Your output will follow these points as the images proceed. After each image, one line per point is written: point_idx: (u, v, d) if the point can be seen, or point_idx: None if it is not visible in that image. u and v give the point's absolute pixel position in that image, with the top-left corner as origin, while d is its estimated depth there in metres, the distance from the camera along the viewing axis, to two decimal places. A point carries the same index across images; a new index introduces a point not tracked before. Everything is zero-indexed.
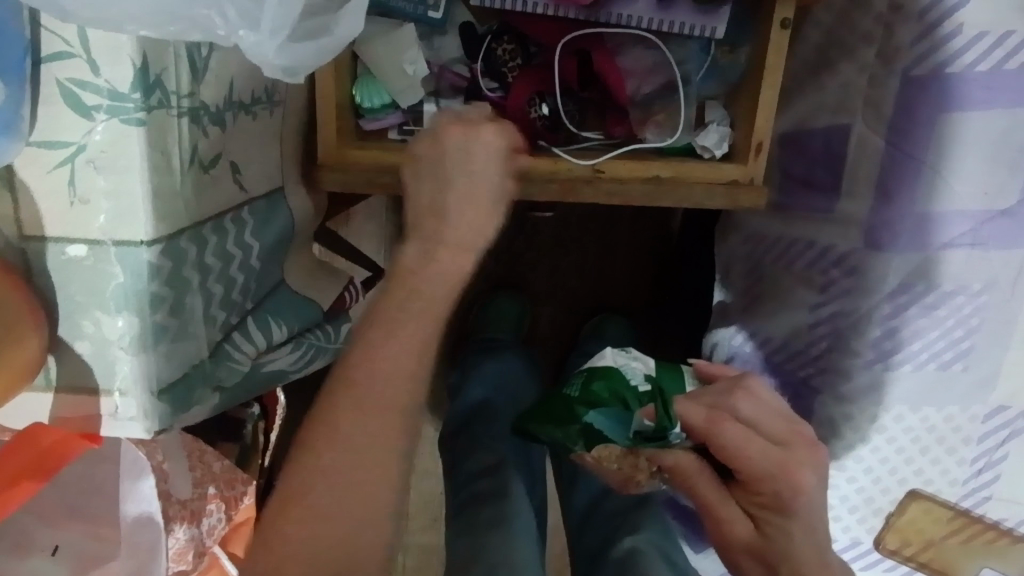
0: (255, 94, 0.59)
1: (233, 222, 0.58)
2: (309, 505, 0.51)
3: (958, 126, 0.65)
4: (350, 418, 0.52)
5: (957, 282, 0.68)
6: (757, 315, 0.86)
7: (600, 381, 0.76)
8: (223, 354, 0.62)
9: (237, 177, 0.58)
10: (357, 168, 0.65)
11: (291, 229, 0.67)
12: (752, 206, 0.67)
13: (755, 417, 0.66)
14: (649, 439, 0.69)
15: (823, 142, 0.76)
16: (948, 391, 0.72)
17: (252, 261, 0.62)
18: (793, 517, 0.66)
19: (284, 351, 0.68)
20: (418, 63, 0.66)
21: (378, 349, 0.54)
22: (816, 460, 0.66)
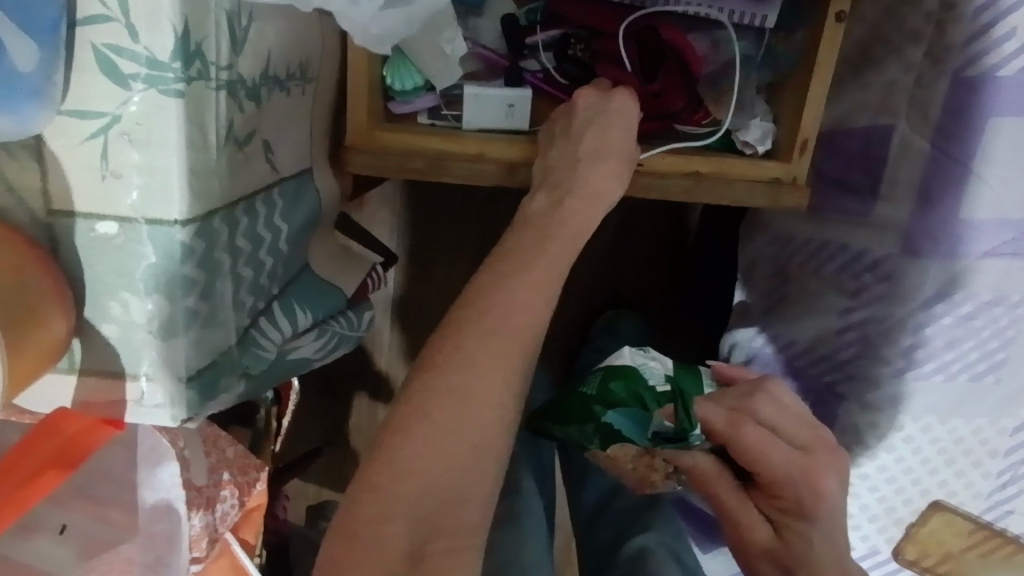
0: (289, 69, 0.57)
1: (263, 203, 0.56)
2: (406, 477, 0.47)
3: (1004, 131, 0.63)
4: (451, 387, 0.48)
5: (995, 292, 0.67)
6: (780, 318, 0.84)
7: (617, 380, 0.73)
8: (249, 341, 0.60)
9: (269, 156, 0.56)
10: (391, 151, 0.62)
11: (317, 214, 0.64)
12: (795, 206, 0.66)
13: (778, 421, 0.64)
14: (669, 440, 0.69)
15: (861, 143, 0.73)
16: (978, 403, 0.70)
17: (280, 244, 0.60)
18: (816, 523, 0.63)
19: (309, 339, 0.66)
20: (457, 42, 0.60)
21: (486, 323, 0.50)
22: (839, 466, 0.64)
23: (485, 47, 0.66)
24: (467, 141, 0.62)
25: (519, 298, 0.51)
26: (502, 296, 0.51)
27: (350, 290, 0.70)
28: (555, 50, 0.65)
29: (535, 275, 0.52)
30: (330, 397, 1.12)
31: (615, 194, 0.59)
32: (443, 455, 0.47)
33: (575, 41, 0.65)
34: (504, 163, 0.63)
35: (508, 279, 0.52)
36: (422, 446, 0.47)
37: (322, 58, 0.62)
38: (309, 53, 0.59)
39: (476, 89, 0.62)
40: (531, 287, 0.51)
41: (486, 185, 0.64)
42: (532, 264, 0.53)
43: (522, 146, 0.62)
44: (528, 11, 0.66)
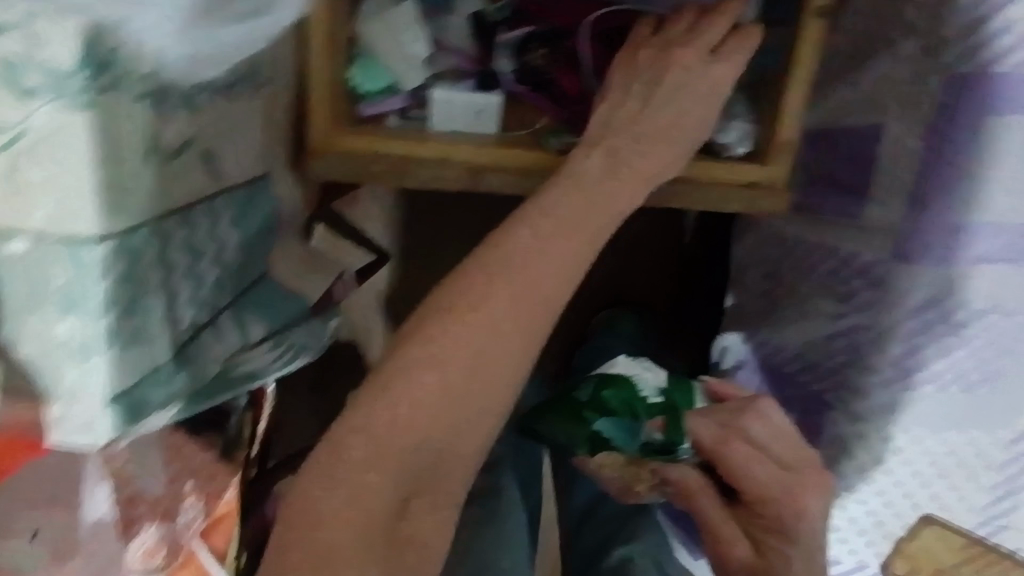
0: (234, 75, 0.53)
1: (204, 213, 0.54)
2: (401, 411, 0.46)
3: (1010, 129, 0.59)
4: (392, 414, 0.46)
5: (989, 300, 0.63)
6: (770, 324, 0.82)
7: (611, 389, 0.72)
8: (190, 355, 0.55)
9: (210, 163, 0.53)
10: (354, 156, 0.61)
11: (272, 218, 0.65)
12: (772, 212, 0.65)
13: (767, 441, 0.63)
14: (658, 452, 0.68)
15: (853, 143, 0.70)
16: (974, 414, 0.67)
17: (225, 255, 0.58)
18: (797, 545, 0.62)
19: (263, 350, 0.63)
20: (421, 44, 0.59)
21: (516, 269, 0.49)
22: (825, 488, 0.62)
23: (459, 46, 0.62)
24: (430, 145, 0.61)
25: (475, 325, 0.48)
26: (457, 323, 0.48)
27: (315, 297, 0.69)
28: (513, 54, 0.62)
29: (495, 298, 0.48)
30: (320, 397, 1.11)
31: (665, 156, 0.56)
32: (387, 487, 0.46)
33: (535, 45, 0.62)
34: (466, 167, 0.61)
35: (464, 301, 0.48)
36: (433, 385, 0.47)
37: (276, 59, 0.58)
38: (261, 56, 0.55)
39: (444, 93, 0.60)
40: (488, 312, 0.48)
41: (448, 190, 0.63)
42: (494, 287, 0.48)
43: (485, 148, 0.61)
44: (502, 9, 0.61)
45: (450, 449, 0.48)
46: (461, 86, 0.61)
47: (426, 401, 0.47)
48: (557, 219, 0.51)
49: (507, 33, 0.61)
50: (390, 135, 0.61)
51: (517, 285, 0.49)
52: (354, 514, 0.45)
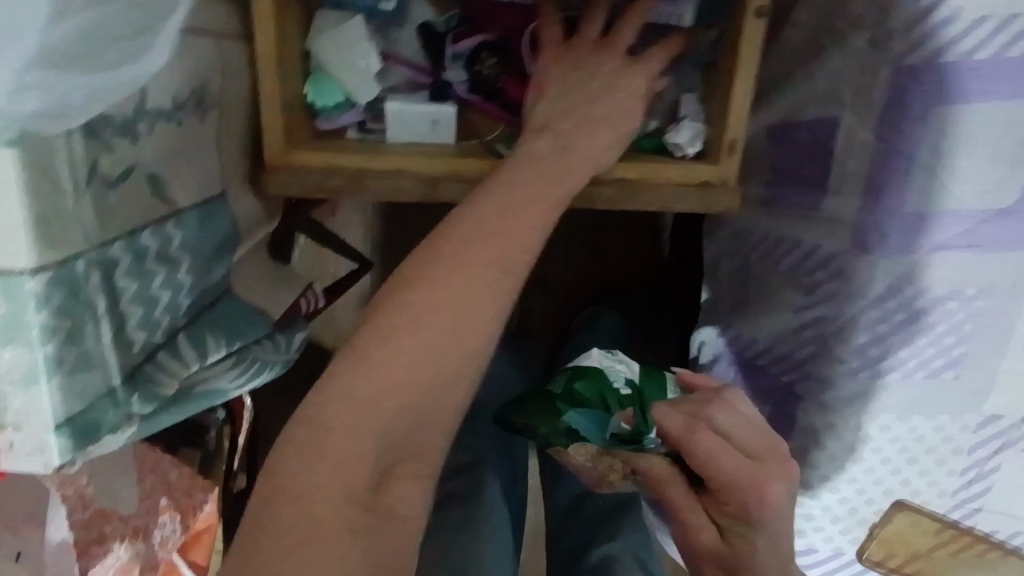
0: (177, 99, 0.51)
1: (153, 238, 0.51)
2: (371, 390, 0.44)
3: (958, 117, 0.59)
4: (376, 377, 0.44)
5: (950, 287, 0.64)
6: (741, 317, 0.83)
7: (584, 381, 0.76)
8: (145, 378, 0.52)
9: (157, 189, 0.51)
10: (311, 169, 0.60)
11: (231, 233, 0.62)
12: (727, 210, 0.63)
13: (732, 430, 0.63)
14: (625, 442, 0.70)
15: (811, 136, 0.71)
16: (940, 400, 0.68)
17: (180, 278, 0.55)
18: (759, 530, 0.62)
19: (225, 367, 0.60)
20: (370, 56, 0.59)
21: (477, 239, 0.48)
22: (788, 475, 0.63)
23: (409, 59, 0.63)
24: (388, 156, 0.61)
25: (459, 285, 0.46)
26: (441, 282, 0.46)
27: (276, 314, 0.67)
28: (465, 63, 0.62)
29: (477, 257, 0.47)
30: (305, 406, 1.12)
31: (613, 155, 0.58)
32: (364, 468, 0.43)
33: (485, 55, 0.62)
34: (422, 178, 0.61)
35: (447, 260, 0.47)
36: (402, 359, 0.45)
37: (222, 78, 0.57)
38: (206, 76, 0.54)
39: (398, 104, 0.60)
40: (471, 273, 0.47)
41: (406, 204, 0.62)
42: (477, 247, 0.48)
43: (443, 156, 0.61)
44: (445, 23, 0.63)
45: (424, 425, 0.46)
46: (416, 99, 0.61)
47: (409, 364, 0.45)
48: (515, 192, 0.51)
49: (455, 45, 0.62)
50: (350, 148, 0.62)
51: (502, 246, 0.48)
52: (334, 486, 0.42)
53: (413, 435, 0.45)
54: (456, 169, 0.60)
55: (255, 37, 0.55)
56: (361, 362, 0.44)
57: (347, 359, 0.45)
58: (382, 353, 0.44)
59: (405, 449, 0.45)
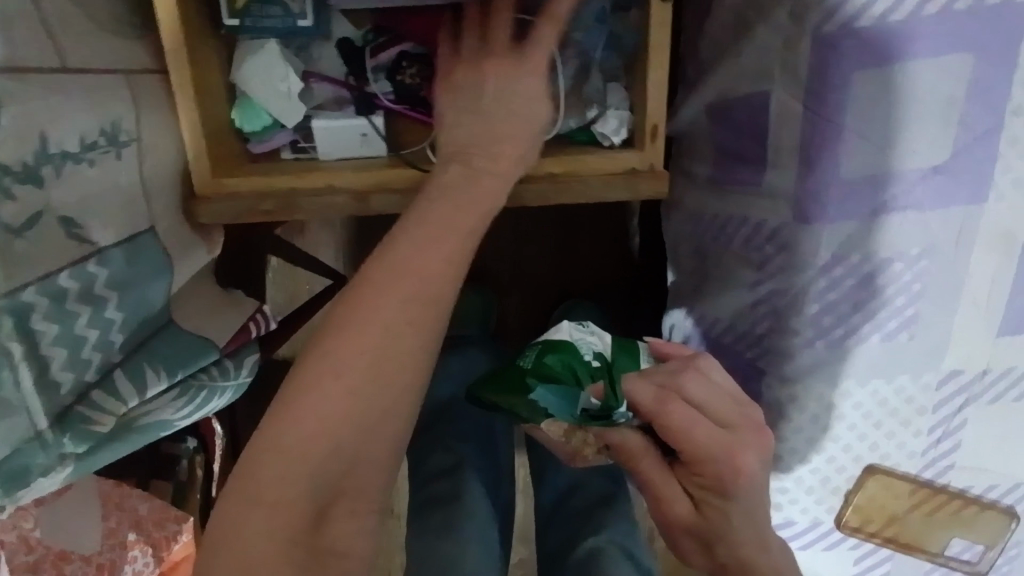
0: (85, 139, 0.51)
1: (72, 278, 0.51)
2: (304, 427, 0.45)
3: (886, 80, 0.60)
4: (302, 427, 0.45)
5: (893, 250, 0.65)
6: (702, 297, 0.83)
7: (553, 355, 0.77)
8: (76, 417, 0.54)
9: (72, 230, 0.51)
10: (241, 196, 0.61)
11: (167, 266, 0.61)
12: (656, 194, 0.64)
13: (705, 400, 0.60)
14: (595, 417, 0.68)
15: (747, 112, 0.71)
16: (898, 362, 0.68)
17: (109, 314, 0.55)
18: (735, 501, 0.60)
19: (165, 397, 0.61)
20: (291, 78, 0.60)
21: (400, 269, 0.48)
22: (765, 447, 0.60)
23: (330, 76, 0.65)
24: (313, 175, 0.62)
25: (380, 320, 0.47)
26: (358, 326, 0.46)
27: (225, 341, 0.66)
28: (386, 74, 0.64)
29: (393, 296, 0.47)
30: None
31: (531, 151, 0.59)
32: (303, 506, 0.45)
33: (405, 65, 0.64)
34: (353, 193, 0.62)
35: (363, 301, 0.47)
36: (336, 395, 0.46)
37: (140, 116, 0.57)
38: (115, 113, 0.55)
39: (324, 121, 0.61)
40: (387, 314, 0.47)
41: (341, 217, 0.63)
42: (392, 286, 0.47)
43: (368, 172, 0.62)
44: (364, 37, 0.65)
45: (366, 460, 0.47)
46: (341, 113, 0.62)
47: (333, 411, 0.45)
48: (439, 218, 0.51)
49: (374, 59, 0.64)
50: (281, 168, 0.62)
51: (417, 282, 0.48)
52: (276, 521, 0.45)
53: (351, 472, 0.47)
54: (382, 182, 0.62)
55: (168, 69, 0.56)
56: (294, 401, 0.45)
57: (274, 412, 0.46)
58: (315, 391, 0.45)
59: (346, 484, 0.47)
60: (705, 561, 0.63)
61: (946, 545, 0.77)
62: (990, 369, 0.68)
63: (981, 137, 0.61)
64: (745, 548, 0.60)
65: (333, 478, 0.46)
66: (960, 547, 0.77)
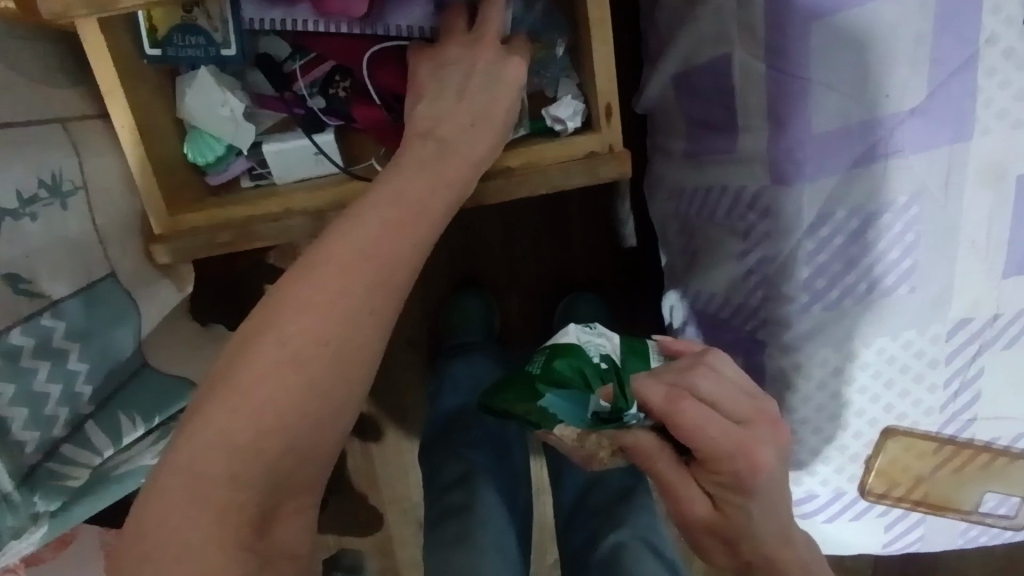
0: (23, 193, 0.52)
1: (25, 335, 0.51)
2: (236, 426, 0.41)
3: (846, 26, 0.58)
4: (255, 418, 0.42)
5: (879, 202, 0.62)
6: (694, 274, 0.79)
7: (563, 358, 0.69)
8: (44, 473, 0.55)
9: (19, 287, 0.51)
10: (200, 232, 0.61)
11: (132, 307, 0.61)
12: (618, 175, 0.62)
13: (718, 396, 0.55)
14: (605, 421, 0.63)
15: (710, 78, 0.68)
16: (900, 317, 0.65)
17: (71, 366, 0.55)
18: (756, 498, 0.55)
19: (143, 443, 0.62)
20: (231, 101, 0.61)
21: (329, 263, 0.46)
22: (780, 438, 0.55)
23: (263, 93, 0.64)
24: (270, 201, 0.61)
25: (322, 312, 0.44)
26: (293, 315, 0.44)
27: (201, 377, 0.67)
28: (319, 90, 0.64)
29: (353, 278, 0.45)
30: None
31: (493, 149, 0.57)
32: (246, 505, 0.41)
33: (338, 78, 0.64)
34: (311, 214, 0.62)
35: (308, 293, 0.44)
36: (272, 395, 0.42)
37: (83, 163, 0.58)
38: (54, 162, 0.55)
39: (275, 146, 0.62)
40: (353, 300, 0.45)
41: (300, 239, 0.63)
42: (346, 271, 0.45)
43: (323, 191, 0.62)
44: (289, 53, 0.64)
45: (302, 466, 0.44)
46: (291, 135, 0.63)
47: (272, 410, 0.42)
48: (390, 206, 0.49)
49: (306, 77, 0.64)
50: (240, 197, 0.63)
51: (366, 269, 0.46)
52: (213, 532, 0.40)
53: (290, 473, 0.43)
54: (340, 201, 0.61)
55: (110, 112, 0.56)
56: (226, 399, 0.42)
57: (220, 396, 0.42)
58: (249, 386, 0.42)
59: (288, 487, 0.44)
60: (728, 556, 0.59)
61: (981, 502, 0.73)
62: (1000, 314, 0.65)
63: (957, 72, 0.58)
64: (770, 547, 0.56)
65: (278, 482, 0.43)
66: (996, 502, 0.73)
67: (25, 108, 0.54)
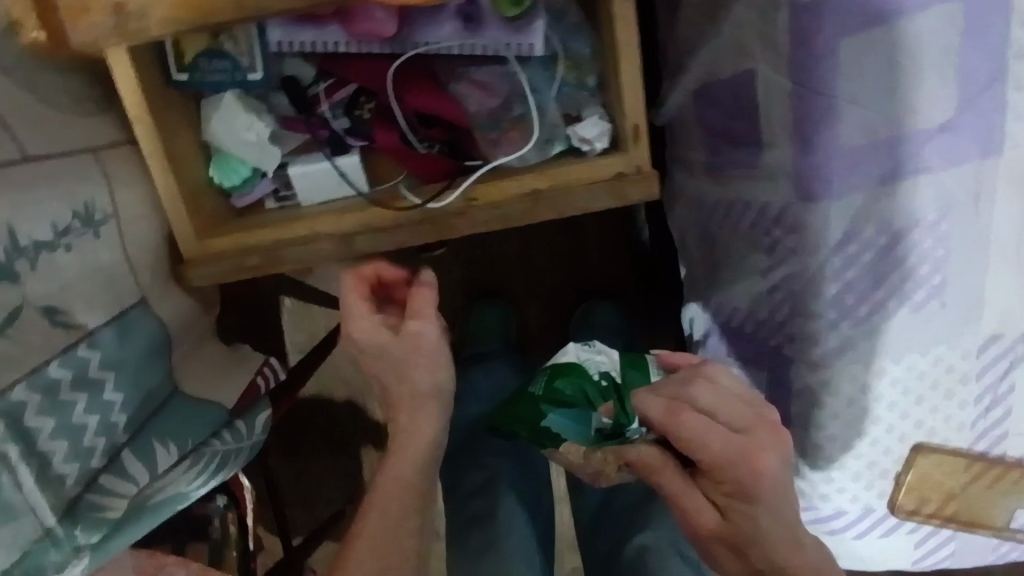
0: (58, 225, 0.52)
1: (62, 368, 0.52)
2: (371, 532, 0.59)
3: (872, 41, 0.57)
4: (382, 524, 0.59)
5: (909, 217, 0.61)
6: (717, 287, 0.79)
7: (564, 378, 0.72)
8: (88, 505, 0.55)
9: (57, 318, 0.52)
10: (228, 256, 0.62)
11: (164, 333, 0.62)
12: (643, 198, 0.61)
13: (716, 407, 0.55)
14: (608, 436, 0.66)
15: (732, 93, 0.68)
16: (931, 333, 0.64)
17: (106, 397, 0.56)
18: (760, 504, 0.54)
19: (179, 471, 0.60)
20: (257, 125, 0.61)
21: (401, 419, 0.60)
22: (784, 443, 0.54)
23: (291, 116, 0.65)
24: (297, 225, 0.62)
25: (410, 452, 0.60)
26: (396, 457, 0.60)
27: (232, 401, 0.67)
28: (344, 111, 0.65)
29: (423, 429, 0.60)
30: (341, 453, 1.13)
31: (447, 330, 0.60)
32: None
33: (364, 100, 0.65)
34: (337, 237, 0.63)
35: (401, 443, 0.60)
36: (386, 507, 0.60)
37: (114, 192, 0.58)
38: (88, 193, 0.55)
39: (301, 168, 0.63)
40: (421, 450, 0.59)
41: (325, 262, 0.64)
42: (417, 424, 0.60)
43: (349, 215, 0.62)
44: (313, 77, 0.64)
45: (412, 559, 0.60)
46: (316, 158, 0.63)
47: (391, 522, 0.60)
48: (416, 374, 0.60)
49: (330, 98, 0.65)
50: (266, 220, 0.64)
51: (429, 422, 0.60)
52: None
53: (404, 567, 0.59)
54: (367, 225, 0.62)
55: (137, 138, 0.56)
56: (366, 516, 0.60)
57: (365, 521, 0.60)
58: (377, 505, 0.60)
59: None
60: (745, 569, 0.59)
61: (1012, 517, 0.72)
62: None
63: (982, 91, 0.58)
64: (782, 553, 0.55)
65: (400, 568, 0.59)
66: None
67: (57, 136, 0.55)
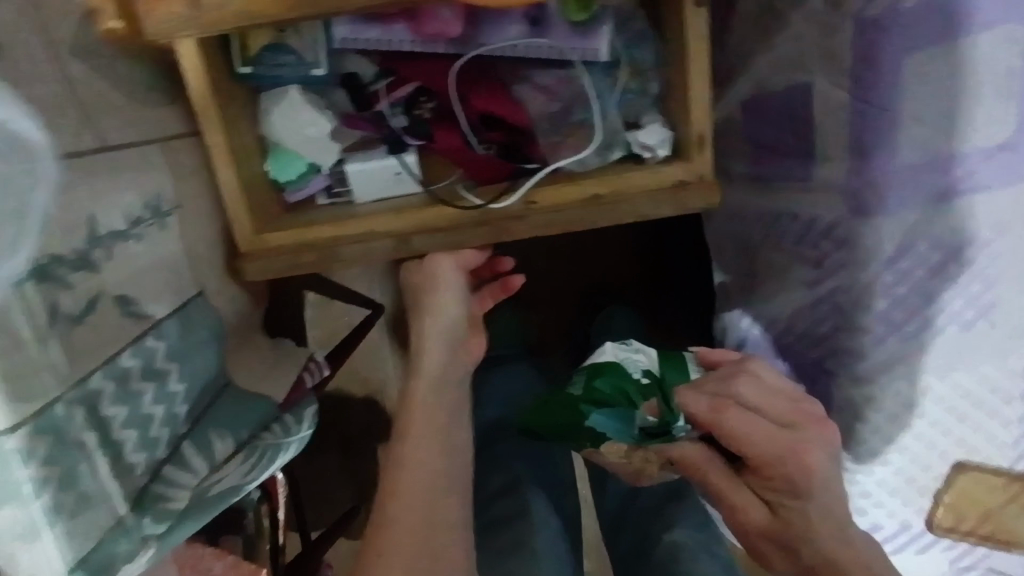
0: (134, 217, 0.55)
1: (133, 356, 0.53)
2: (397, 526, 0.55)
3: (940, 58, 0.56)
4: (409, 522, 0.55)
5: (962, 235, 0.61)
6: (757, 297, 0.79)
7: (603, 378, 0.69)
8: (153, 496, 0.55)
9: (127, 307, 0.54)
10: (284, 252, 0.64)
11: (217, 328, 0.64)
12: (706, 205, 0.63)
13: (759, 402, 0.57)
14: (654, 435, 0.65)
15: (785, 106, 0.68)
16: (978, 352, 0.64)
17: (170, 387, 0.57)
18: (812, 499, 0.55)
19: (233, 465, 0.61)
20: (320, 122, 0.62)
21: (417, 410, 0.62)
22: (831, 437, 0.56)
23: (348, 112, 0.65)
24: (353, 223, 0.64)
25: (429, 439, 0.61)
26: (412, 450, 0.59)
27: (280, 395, 0.69)
28: (403, 110, 0.65)
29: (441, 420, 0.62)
30: (353, 454, 1.11)
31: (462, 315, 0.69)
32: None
33: (423, 99, 0.65)
34: (393, 237, 0.64)
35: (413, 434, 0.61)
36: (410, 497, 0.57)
37: (177, 184, 0.61)
38: (157, 187, 0.58)
39: (359, 165, 0.63)
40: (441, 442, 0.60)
41: (380, 260, 0.65)
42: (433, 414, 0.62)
43: (406, 214, 0.64)
44: (374, 73, 0.65)
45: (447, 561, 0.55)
46: (371, 155, 0.64)
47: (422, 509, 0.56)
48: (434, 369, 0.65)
49: (390, 96, 0.65)
50: (322, 217, 0.65)
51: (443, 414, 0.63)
52: None
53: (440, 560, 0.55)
54: (423, 226, 0.64)
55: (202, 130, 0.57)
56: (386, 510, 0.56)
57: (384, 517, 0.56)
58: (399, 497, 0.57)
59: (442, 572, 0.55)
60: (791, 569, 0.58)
61: None
62: None
63: None
64: (832, 546, 0.55)
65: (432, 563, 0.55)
66: None
67: (126, 130, 0.56)
